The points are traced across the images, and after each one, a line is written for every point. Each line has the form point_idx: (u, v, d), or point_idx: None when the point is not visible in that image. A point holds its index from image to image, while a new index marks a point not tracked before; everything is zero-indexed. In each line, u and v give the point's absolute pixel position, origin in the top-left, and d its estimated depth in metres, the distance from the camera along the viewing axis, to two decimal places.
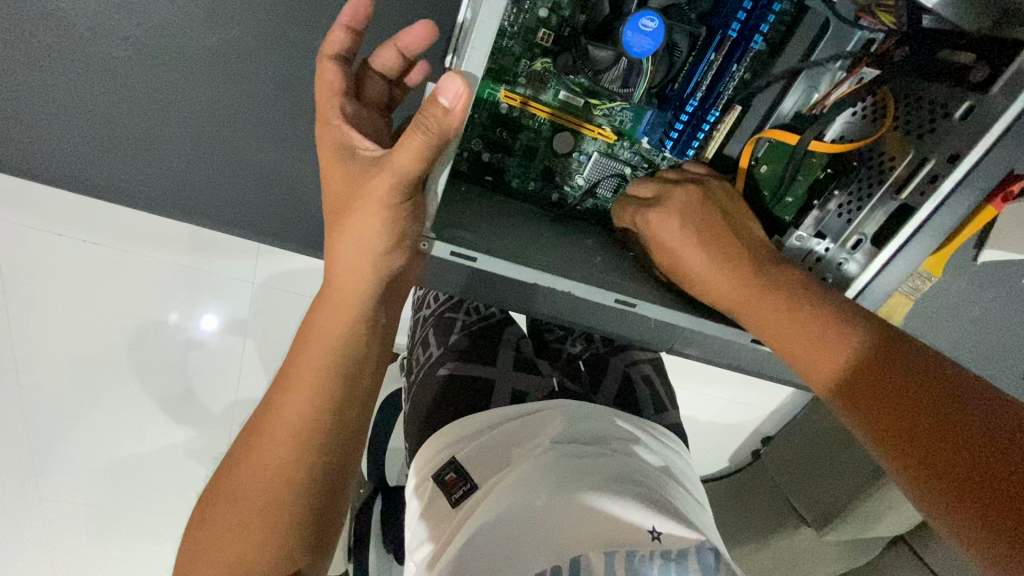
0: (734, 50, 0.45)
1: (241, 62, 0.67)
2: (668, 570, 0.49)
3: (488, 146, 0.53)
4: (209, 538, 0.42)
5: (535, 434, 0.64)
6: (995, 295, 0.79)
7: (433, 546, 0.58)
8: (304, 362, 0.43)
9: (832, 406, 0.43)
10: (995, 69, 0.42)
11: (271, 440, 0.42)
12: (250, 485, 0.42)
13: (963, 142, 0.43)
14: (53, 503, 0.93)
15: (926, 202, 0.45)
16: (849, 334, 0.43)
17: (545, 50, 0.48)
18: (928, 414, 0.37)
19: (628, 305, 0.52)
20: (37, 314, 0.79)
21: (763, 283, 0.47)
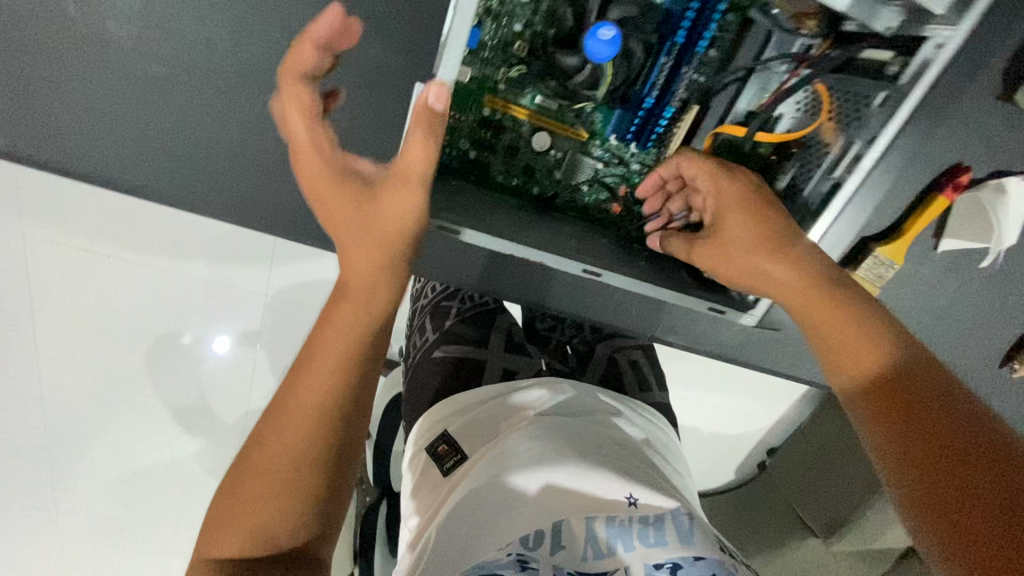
0: (682, 54, 0.55)
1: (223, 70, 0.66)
2: (646, 531, 0.56)
3: (474, 144, 0.59)
4: (233, 506, 0.42)
5: (523, 408, 0.71)
6: (959, 283, 0.82)
7: (427, 512, 0.64)
8: (337, 330, 0.45)
9: (851, 403, 0.47)
10: (905, 60, 0.48)
11: (298, 409, 0.43)
12: (272, 452, 0.43)
13: (879, 125, 0.51)
14: (81, 506, 1.04)
15: (850, 178, 0.53)
16: (889, 354, 0.46)
17: (521, 60, 0.55)
18: (942, 430, 0.40)
19: (595, 274, 0.60)
20: (79, 332, 0.94)
21: (831, 292, 0.50)
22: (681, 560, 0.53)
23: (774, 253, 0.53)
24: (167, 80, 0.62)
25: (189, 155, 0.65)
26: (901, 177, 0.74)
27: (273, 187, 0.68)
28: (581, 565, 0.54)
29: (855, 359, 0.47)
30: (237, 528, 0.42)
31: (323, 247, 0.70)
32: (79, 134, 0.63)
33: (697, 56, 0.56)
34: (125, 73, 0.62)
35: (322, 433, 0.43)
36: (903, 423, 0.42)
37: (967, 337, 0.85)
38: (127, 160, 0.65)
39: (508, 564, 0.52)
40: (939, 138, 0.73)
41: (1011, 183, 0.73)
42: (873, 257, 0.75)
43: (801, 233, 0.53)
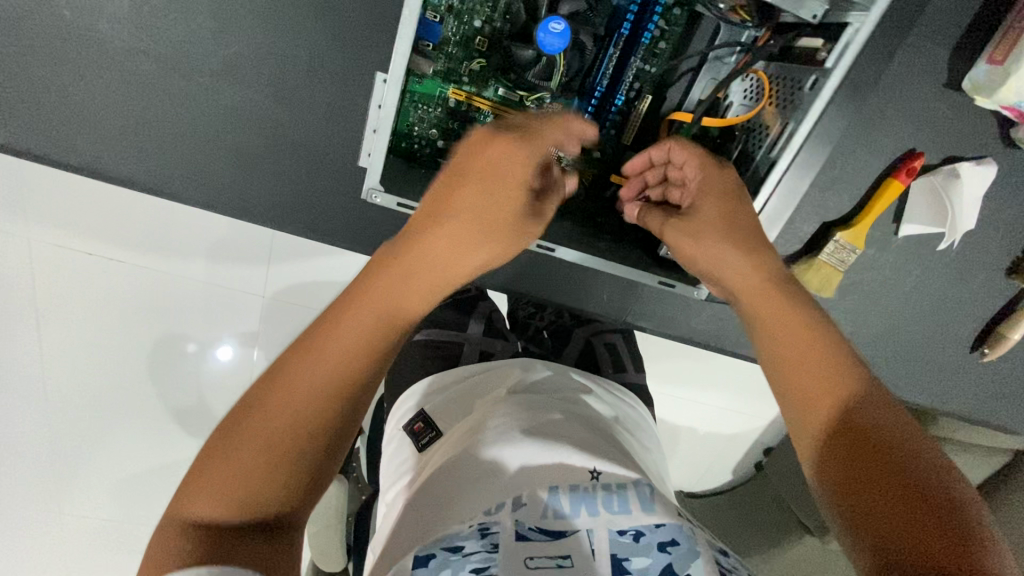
0: (628, 45, 0.59)
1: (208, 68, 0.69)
2: (610, 499, 0.54)
3: (443, 134, 0.64)
4: (217, 469, 0.32)
5: (494, 386, 0.74)
6: (926, 267, 0.84)
7: (402, 484, 0.66)
8: (388, 297, 0.38)
9: (801, 435, 0.40)
10: (831, 44, 0.52)
11: (325, 369, 0.35)
12: (292, 399, 0.34)
13: (808, 105, 0.53)
14: None
15: (783, 156, 0.55)
16: (852, 384, 0.40)
17: (481, 53, 0.59)
18: (906, 484, 0.34)
19: (548, 249, 0.65)
20: None
21: (789, 299, 0.46)
22: (643, 527, 0.51)
23: (734, 246, 0.50)
24: (159, 77, 0.67)
25: (184, 151, 0.70)
26: (859, 163, 0.77)
27: (260, 179, 0.72)
28: (541, 522, 0.52)
29: (808, 384, 0.41)
30: (250, 488, 0.32)
31: (307, 235, 0.74)
32: (79, 130, 0.68)
33: (643, 48, 0.60)
34: (116, 73, 0.66)
35: (357, 393, 0.36)
36: (858, 469, 0.36)
37: (935, 321, 0.87)
38: (126, 156, 0.69)
39: (469, 534, 0.50)
40: (894, 124, 0.75)
41: (963, 167, 0.76)
42: (834, 241, 0.78)
43: (763, 239, 0.50)
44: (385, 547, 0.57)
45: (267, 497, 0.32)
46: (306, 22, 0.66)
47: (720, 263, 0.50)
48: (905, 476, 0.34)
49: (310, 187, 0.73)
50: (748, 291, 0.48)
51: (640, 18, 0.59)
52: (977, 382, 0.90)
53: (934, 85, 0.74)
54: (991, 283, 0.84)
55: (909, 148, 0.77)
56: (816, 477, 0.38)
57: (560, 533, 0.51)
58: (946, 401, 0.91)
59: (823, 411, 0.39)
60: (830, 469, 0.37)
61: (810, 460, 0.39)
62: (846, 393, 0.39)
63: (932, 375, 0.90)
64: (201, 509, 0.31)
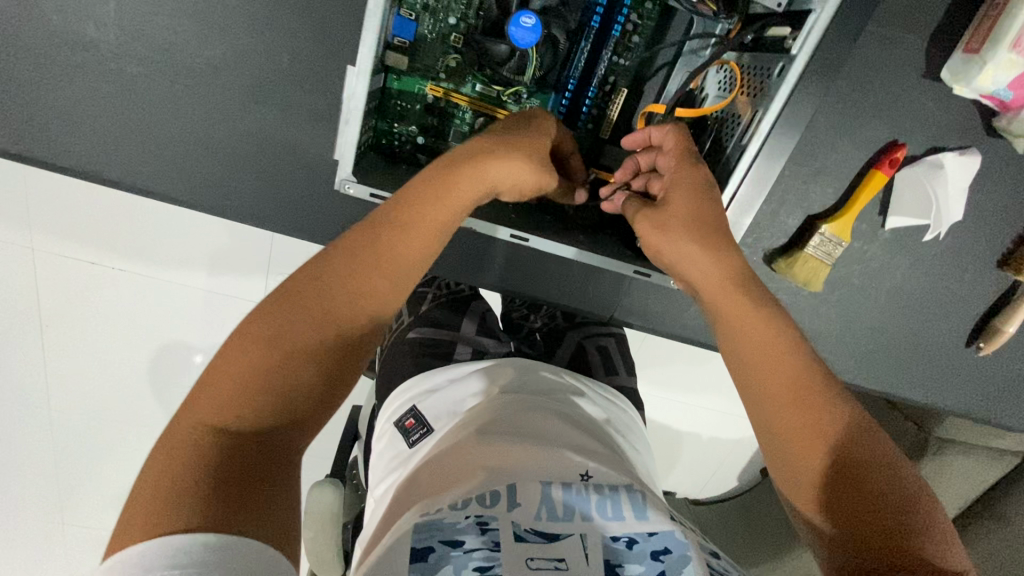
0: (600, 37, 0.64)
1: (191, 70, 0.69)
2: (604, 504, 0.53)
3: (423, 131, 0.67)
4: (215, 379, 0.45)
5: (489, 382, 0.74)
6: (914, 261, 0.83)
7: (392, 480, 0.66)
8: (353, 275, 0.51)
9: (797, 451, 0.50)
10: (796, 32, 0.55)
11: (300, 320, 0.48)
12: (292, 343, 0.47)
13: (775, 91, 0.56)
14: (113, 478, 1.23)
15: (751, 143, 0.58)
16: (842, 412, 0.50)
17: (457, 49, 0.63)
18: (879, 500, 0.47)
19: (522, 240, 0.69)
20: (91, 333, 1.07)
21: (786, 327, 0.53)
22: (636, 534, 0.51)
23: (714, 258, 0.55)
24: (147, 80, 0.69)
25: (173, 152, 0.72)
26: (841, 155, 0.77)
27: (247, 179, 0.74)
28: (536, 524, 0.51)
29: (797, 431, 0.50)
30: (249, 401, 0.45)
31: (293, 233, 0.76)
32: (71, 133, 0.69)
33: (614, 41, 0.64)
34: (106, 76, 0.68)
35: (344, 346, 0.50)
36: (845, 500, 0.47)
37: (924, 317, 0.86)
38: (116, 160, 0.71)
39: (467, 528, 0.49)
40: (875, 115, 0.76)
41: (946, 157, 0.76)
42: (820, 233, 0.77)
43: (740, 258, 0.56)
44: (375, 538, 0.58)
45: (261, 411, 0.45)
46: (290, 24, 0.68)
47: (719, 291, 0.55)
48: (879, 509, 0.46)
49: (297, 186, 0.75)
50: (731, 321, 0.54)
51: (610, 12, 0.63)
52: (974, 377, 0.89)
53: (912, 75, 0.74)
54: (982, 275, 0.84)
55: (894, 139, 0.77)
56: (807, 480, 0.49)
57: (556, 536, 0.50)
58: (942, 397, 0.90)
59: (820, 449, 0.49)
60: (819, 498, 0.49)
61: (802, 469, 0.50)
62: (834, 434, 0.49)
63: (925, 371, 0.89)
64: (208, 414, 0.44)
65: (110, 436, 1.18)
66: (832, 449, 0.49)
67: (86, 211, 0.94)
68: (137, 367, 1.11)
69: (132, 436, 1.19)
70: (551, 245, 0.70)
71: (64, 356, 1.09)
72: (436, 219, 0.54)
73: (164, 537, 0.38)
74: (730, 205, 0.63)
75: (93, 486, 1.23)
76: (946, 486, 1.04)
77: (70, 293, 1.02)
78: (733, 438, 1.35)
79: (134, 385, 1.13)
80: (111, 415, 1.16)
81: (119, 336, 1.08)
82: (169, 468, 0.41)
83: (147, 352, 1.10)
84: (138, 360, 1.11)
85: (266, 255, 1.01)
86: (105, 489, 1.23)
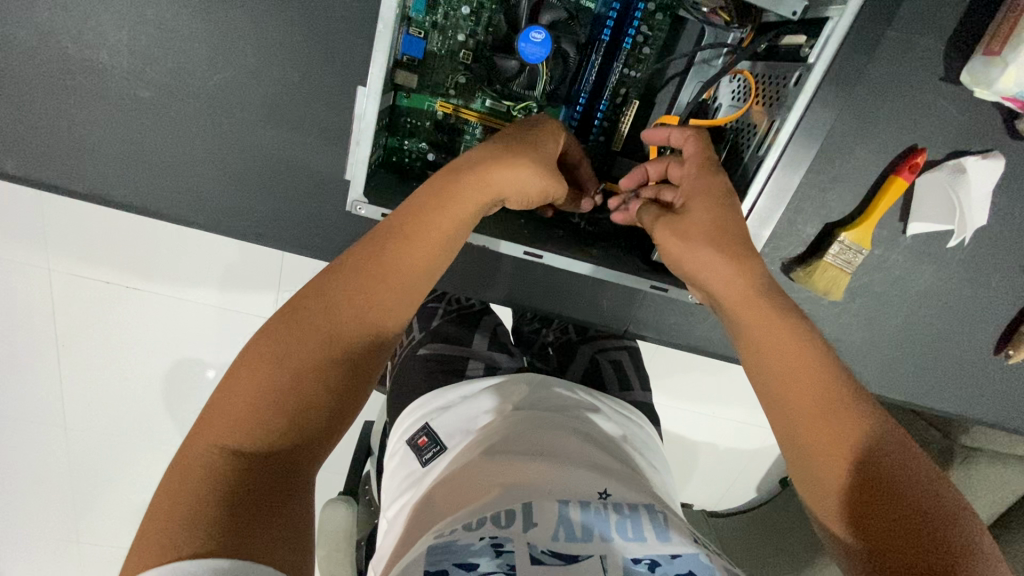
0: (611, 50, 0.64)
1: (199, 92, 0.69)
2: (624, 524, 0.52)
3: (433, 147, 0.67)
4: (226, 403, 0.44)
5: (502, 400, 0.72)
6: (937, 268, 0.81)
7: (406, 500, 0.65)
8: (362, 291, 0.50)
9: (820, 461, 0.48)
10: (811, 41, 0.54)
11: (312, 343, 0.47)
12: (301, 362, 0.46)
13: (792, 100, 0.55)
14: (128, 497, 1.23)
15: (769, 153, 0.56)
16: (864, 421, 0.48)
17: (467, 65, 0.62)
18: (913, 508, 0.44)
19: (536, 257, 0.68)
20: (104, 352, 1.07)
21: (805, 338, 0.51)
22: (659, 557, 0.49)
23: (734, 269, 0.54)
24: (158, 103, 0.69)
25: (185, 174, 0.72)
26: (858, 161, 0.76)
27: (258, 199, 0.74)
28: (553, 545, 0.49)
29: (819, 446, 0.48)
30: (261, 422, 0.44)
31: (304, 252, 0.76)
32: (85, 157, 0.70)
33: (625, 54, 0.64)
34: (118, 100, 0.69)
35: (353, 363, 0.49)
36: (874, 513, 0.45)
37: (951, 325, 0.83)
38: (130, 182, 0.72)
39: (481, 550, 0.47)
40: (892, 121, 0.74)
41: (967, 161, 0.74)
42: (839, 242, 0.76)
43: (759, 270, 0.54)
44: (392, 560, 0.57)
45: (273, 431, 0.44)
46: (299, 44, 0.68)
47: (740, 303, 0.53)
48: (911, 523, 0.43)
49: (309, 205, 0.75)
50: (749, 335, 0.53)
51: (620, 24, 0.63)
52: (1005, 385, 0.86)
53: (930, 79, 0.73)
54: (1008, 280, 0.81)
55: (912, 144, 0.75)
56: (833, 490, 0.48)
57: (573, 557, 0.48)
58: (973, 406, 0.87)
59: (844, 456, 0.47)
60: (845, 511, 0.47)
61: (824, 477, 0.48)
62: (855, 441, 0.47)
63: (953, 380, 0.86)
64: (220, 436, 0.43)
65: (125, 454, 1.18)
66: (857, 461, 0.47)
67: (100, 233, 0.95)
68: (152, 385, 1.11)
69: (147, 454, 1.19)
70: (562, 261, 0.68)
71: (80, 377, 1.09)
72: (442, 229, 0.54)
73: (174, 564, 0.37)
74: (750, 216, 0.61)
75: (110, 504, 1.23)
76: (978, 496, 1.01)
77: (85, 313, 1.03)
78: (752, 448, 1.32)
79: (149, 403, 1.13)
80: (126, 434, 1.16)
81: (133, 356, 1.08)
82: (184, 492, 0.40)
83: (161, 370, 1.10)
84: (153, 378, 1.11)
85: (277, 273, 1.01)
86: (122, 507, 1.24)
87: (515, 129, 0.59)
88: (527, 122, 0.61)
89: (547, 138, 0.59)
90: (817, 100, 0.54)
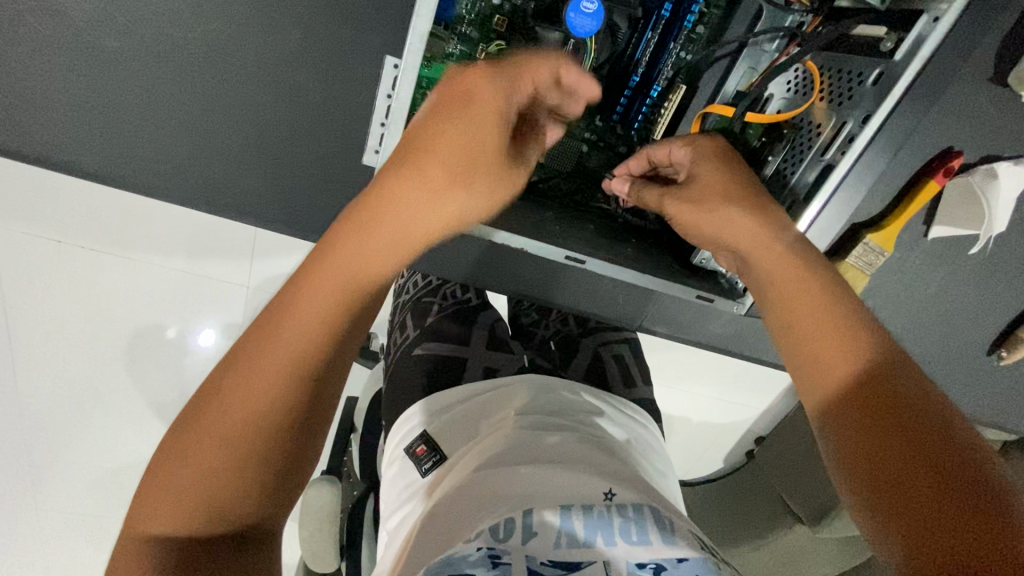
0: (670, 28, 0.62)
1: (178, 46, 0.59)
2: (628, 528, 0.48)
3: None
4: (160, 480, 0.37)
5: (504, 406, 0.67)
6: (951, 271, 0.80)
7: (406, 513, 0.60)
8: (294, 339, 0.40)
9: (833, 398, 0.47)
10: (900, 38, 0.52)
11: (240, 405, 0.38)
12: (217, 451, 0.37)
13: (873, 104, 0.54)
14: (71, 486, 1.10)
15: (844, 157, 0.55)
16: (867, 347, 0.47)
17: (499, 33, 0.60)
18: (925, 436, 0.41)
19: (579, 262, 0.65)
20: (54, 325, 0.96)
21: (814, 277, 0.52)
22: (664, 561, 0.46)
23: (754, 228, 0.54)
24: (127, 54, 0.59)
25: (153, 135, 0.62)
26: (893, 162, 0.73)
27: (242, 168, 0.65)
28: (553, 553, 0.46)
29: (834, 360, 0.47)
30: (203, 501, 0.37)
31: (294, 232, 0.68)
32: (28, 112, 0.59)
33: (683, 32, 0.62)
34: (76, 48, 0.58)
35: (303, 428, 0.41)
36: (885, 442, 0.42)
37: (955, 327, 0.84)
38: (85, 137, 0.61)
39: (478, 562, 0.44)
40: (929, 122, 0.71)
41: (1001, 166, 0.71)
42: (864, 244, 0.73)
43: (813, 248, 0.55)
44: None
45: (227, 500, 0.38)
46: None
47: (762, 252, 0.54)
48: (919, 440, 0.41)
49: (300, 181, 0.67)
50: (779, 278, 0.53)
51: (680, 6, 0.61)
52: (994, 386, 0.87)
53: (977, 80, 0.70)
54: (1012, 286, 0.81)
55: (949, 146, 0.73)
56: (844, 427, 0.45)
57: (575, 564, 0.45)
58: (964, 406, 0.88)
59: (849, 378, 0.46)
60: (852, 436, 0.44)
61: (832, 416, 0.46)
62: (865, 360, 0.46)
63: (950, 381, 0.86)
64: (154, 518, 0.36)
65: (68, 439, 1.06)
66: (862, 377, 0.45)
67: (54, 194, 0.84)
68: (106, 361, 1.00)
69: (96, 438, 1.07)
70: (606, 266, 0.66)
71: (20, 350, 0.97)
72: (380, 252, 0.42)
73: None
74: (812, 227, 0.61)
75: (48, 496, 1.10)
76: None
77: (33, 281, 0.91)
78: (726, 423, 1.34)
79: (101, 381, 1.02)
80: (70, 415, 1.04)
81: (87, 328, 0.97)
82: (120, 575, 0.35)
83: (120, 345, 1.00)
84: (108, 353, 1.00)
85: (250, 243, 0.93)
86: (63, 498, 1.10)
87: (452, 110, 0.47)
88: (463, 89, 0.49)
89: (497, 118, 0.48)
90: (901, 103, 0.53)
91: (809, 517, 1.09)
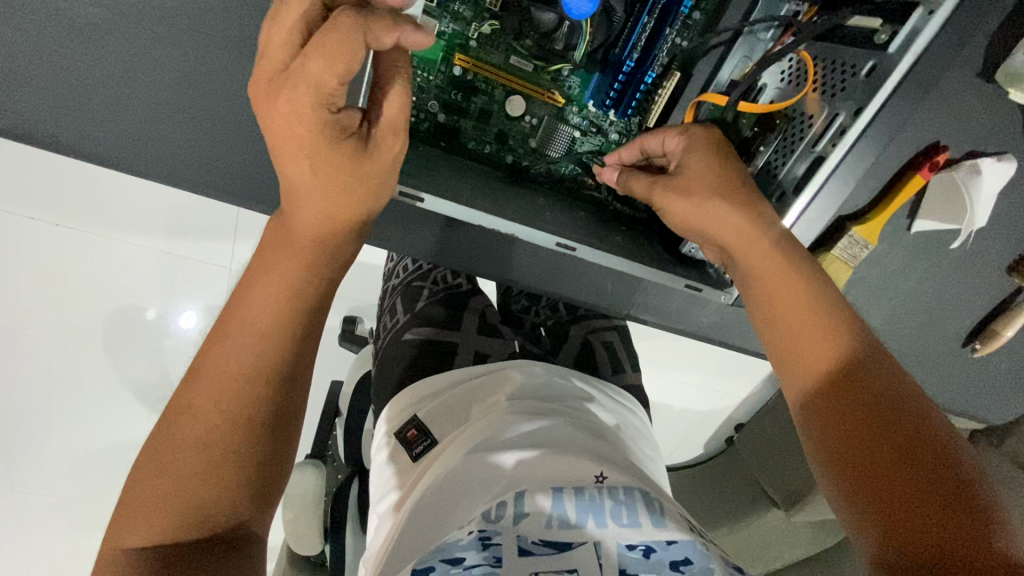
0: (664, 16, 0.60)
1: (158, 17, 0.57)
2: (619, 510, 0.49)
3: (445, 108, 0.65)
4: (146, 490, 0.42)
5: (495, 390, 0.67)
6: (931, 265, 0.82)
7: (397, 499, 0.61)
8: (249, 326, 0.46)
9: (810, 394, 0.50)
10: (894, 31, 0.53)
11: (210, 396, 0.44)
12: (193, 457, 0.42)
13: (864, 96, 0.54)
14: (48, 468, 1.07)
15: (835, 150, 0.56)
16: (845, 344, 0.50)
17: (493, 13, 0.61)
18: (893, 432, 0.45)
19: (569, 249, 0.64)
20: (29, 303, 0.93)
21: (798, 276, 0.53)
22: (653, 543, 0.47)
23: (739, 228, 0.54)
24: (104, 23, 0.57)
25: (131, 110, 0.60)
26: (881, 155, 0.73)
27: (225, 145, 0.63)
28: (545, 534, 0.47)
29: (815, 360, 0.50)
30: (185, 503, 0.42)
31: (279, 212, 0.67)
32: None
33: (679, 19, 0.61)
34: (48, 15, 0.56)
35: (275, 412, 0.46)
36: (859, 442, 0.46)
37: (933, 318, 0.85)
38: (60, 110, 0.59)
39: (469, 545, 0.45)
40: (916, 116, 0.72)
41: (985, 162, 0.73)
42: (849, 236, 0.74)
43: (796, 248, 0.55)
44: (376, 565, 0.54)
45: (209, 501, 0.42)
46: None
47: (744, 250, 0.55)
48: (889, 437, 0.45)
49: None
50: (766, 282, 0.54)
51: None
52: (968, 377, 0.90)
53: (965, 75, 0.71)
54: (990, 279, 0.83)
55: (935, 140, 0.74)
56: (819, 421, 0.49)
57: (566, 545, 0.46)
58: (938, 395, 0.91)
59: (825, 374, 0.50)
60: (829, 432, 0.47)
61: (809, 410, 0.50)
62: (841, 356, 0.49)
63: (925, 371, 0.89)
64: (140, 527, 0.41)
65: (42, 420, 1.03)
66: (840, 376, 0.49)
67: (26, 168, 0.81)
68: (83, 342, 0.98)
69: (73, 420, 1.04)
70: (597, 254, 0.65)
71: None
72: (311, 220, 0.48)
73: None
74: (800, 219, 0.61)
75: (23, 477, 1.07)
76: None
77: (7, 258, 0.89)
78: (706, 410, 1.36)
79: (76, 362, 0.99)
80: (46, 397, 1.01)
81: (63, 307, 0.94)
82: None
83: (97, 326, 0.97)
84: (85, 334, 0.97)
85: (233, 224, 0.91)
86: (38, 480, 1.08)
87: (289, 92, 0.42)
88: (314, 85, 0.42)
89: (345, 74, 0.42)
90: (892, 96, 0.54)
91: (784, 501, 1.11)
